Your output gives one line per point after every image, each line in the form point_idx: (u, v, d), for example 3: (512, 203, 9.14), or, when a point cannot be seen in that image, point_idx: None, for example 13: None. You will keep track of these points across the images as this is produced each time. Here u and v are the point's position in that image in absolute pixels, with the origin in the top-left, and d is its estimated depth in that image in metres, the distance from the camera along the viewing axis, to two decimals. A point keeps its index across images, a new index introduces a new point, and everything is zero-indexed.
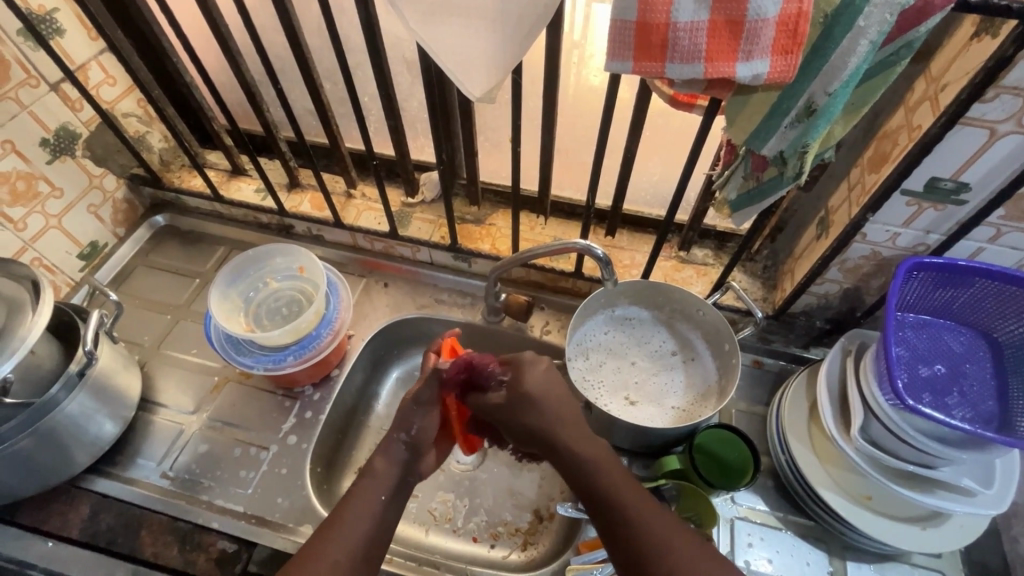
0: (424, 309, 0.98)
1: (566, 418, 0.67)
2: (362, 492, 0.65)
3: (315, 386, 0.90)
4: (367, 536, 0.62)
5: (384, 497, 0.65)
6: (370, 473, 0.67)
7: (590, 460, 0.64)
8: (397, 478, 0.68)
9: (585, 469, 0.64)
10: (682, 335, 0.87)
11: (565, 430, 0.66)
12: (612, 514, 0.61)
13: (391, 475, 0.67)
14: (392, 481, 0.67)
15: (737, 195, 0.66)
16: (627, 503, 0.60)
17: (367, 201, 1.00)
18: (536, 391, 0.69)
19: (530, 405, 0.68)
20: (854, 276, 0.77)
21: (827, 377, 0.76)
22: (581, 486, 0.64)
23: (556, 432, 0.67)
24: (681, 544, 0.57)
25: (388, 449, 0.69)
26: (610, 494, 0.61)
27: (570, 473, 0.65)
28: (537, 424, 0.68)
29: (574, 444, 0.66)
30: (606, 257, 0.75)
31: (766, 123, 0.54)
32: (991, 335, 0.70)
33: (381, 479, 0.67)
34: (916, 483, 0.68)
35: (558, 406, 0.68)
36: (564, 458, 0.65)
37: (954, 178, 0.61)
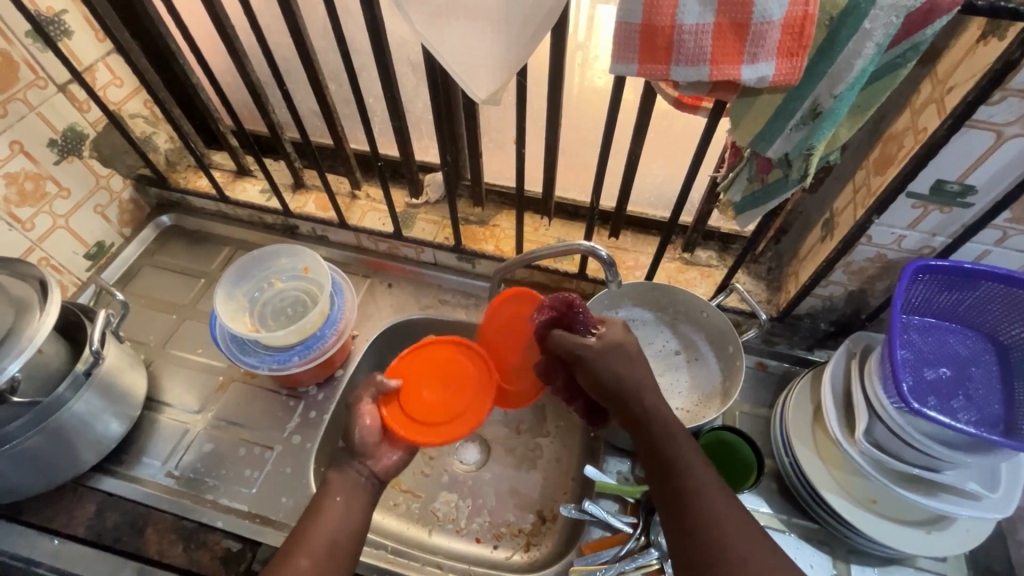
0: (428, 310, 0.98)
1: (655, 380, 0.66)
2: (320, 499, 0.67)
3: (319, 386, 0.90)
4: (331, 537, 0.63)
5: (340, 499, 0.67)
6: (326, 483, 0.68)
7: (671, 425, 0.63)
8: (353, 484, 0.68)
9: (663, 432, 0.62)
10: (686, 336, 0.87)
11: (651, 392, 0.65)
12: (681, 481, 0.59)
13: (349, 480, 0.68)
14: (349, 487, 0.68)
15: (742, 197, 0.66)
16: (696, 476, 0.60)
17: (372, 201, 1.01)
18: (633, 346, 0.67)
19: (627, 359, 0.66)
20: (859, 278, 0.76)
21: (831, 380, 0.75)
22: (653, 448, 0.62)
23: (642, 392, 0.64)
24: (745, 525, 0.57)
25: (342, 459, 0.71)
26: (682, 463, 0.60)
27: (643, 433, 0.63)
28: (627, 375, 0.65)
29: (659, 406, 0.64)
30: (610, 259, 0.75)
31: (771, 126, 0.54)
32: (997, 338, 0.70)
33: (335, 485, 0.68)
34: (921, 487, 0.68)
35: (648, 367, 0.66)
36: (640, 418, 0.64)
37: (960, 180, 0.61)
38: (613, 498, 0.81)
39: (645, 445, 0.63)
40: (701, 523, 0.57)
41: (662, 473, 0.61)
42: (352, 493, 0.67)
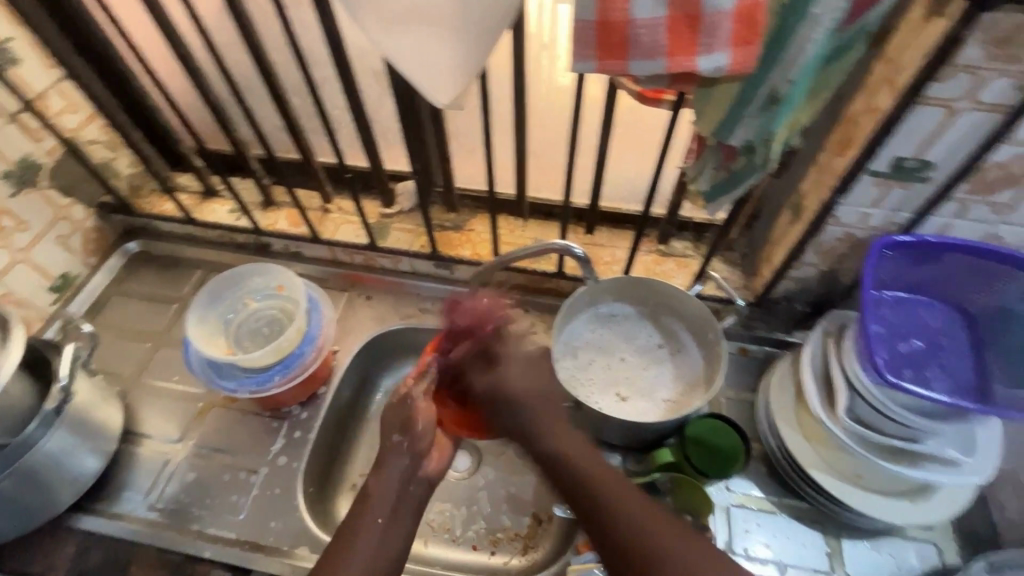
0: (410, 319, 0.97)
1: (549, 411, 0.67)
2: (363, 510, 0.63)
3: (303, 405, 0.88)
4: (373, 551, 0.60)
5: (383, 519, 0.62)
6: (365, 495, 0.64)
7: (596, 480, 0.60)
8: (393, 497, 0.64)
9: (595, 492, 0.59)
10: (667, 327, 0.88)
11: (544, 415, 0.67)
12: (615, 530, 0.57)
13: (392, 488, 0.64)
14: (391, 498, 0.64)
15: (710, 186, 0.66)
16: (651, 521, 0.57)
17: (345, 214, 1.00)
18: (516, 388, 0.69)
19: (506, 407, 0.68)
20: (829, 258, 0.78)
21: (810, 361, 0.77)
22: (569, 492, 0.61)
23: (533, 415, 0.67)
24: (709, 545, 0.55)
25: (388, 461, 0.66)
26: (588, 483, 0.60)
27: (578, 507, 0.61)
28: (529, 424, 0.67)
29: (559, 450, 0.64)
30: (586, 255, 0.76)
31: (731, 115, 0.55)
32: (965, 307, 0.72)
33: (384, 500, 0.63)
34: (901, 458, 0.70)
35: (529, 398, 0.68)
36: (550, 458, 0.64)
37: (917, 157, 0.62)
38: None
39: (593, 529, 0.59)
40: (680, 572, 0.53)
41: (600, 535, 0.58)
42: (395, 507, 0.63)
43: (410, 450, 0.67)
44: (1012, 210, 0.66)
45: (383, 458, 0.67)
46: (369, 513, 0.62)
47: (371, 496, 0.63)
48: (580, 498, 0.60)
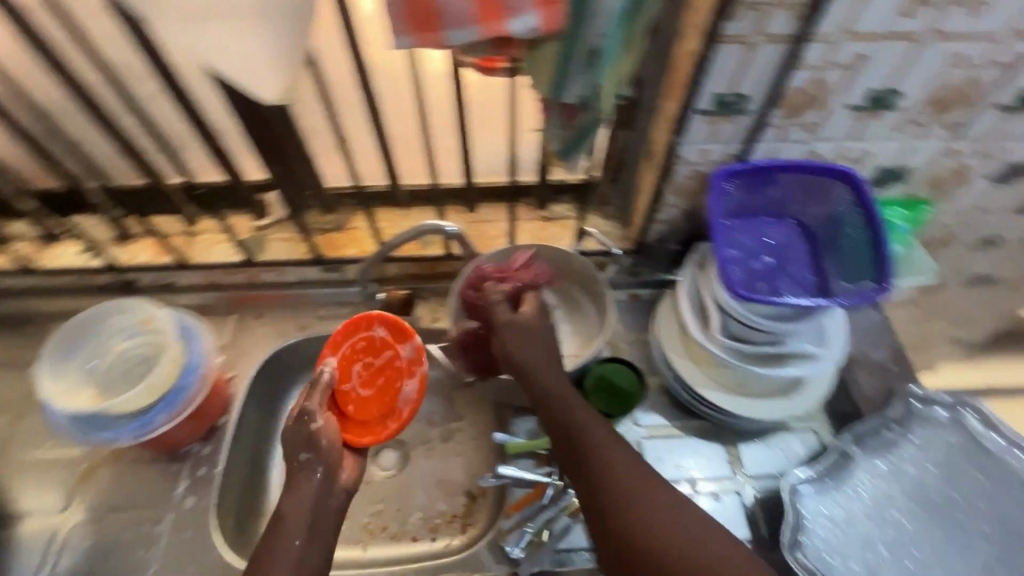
0: (307, 329, 0.94)
1: (552, 369, 0.72)
2: (274, 537, 0.62)
3: (203, 440, 0.83)
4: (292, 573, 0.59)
5: (299, 543, 0.61)
6: (279, 516, 0.63)
7: (603, 447, 0.65)
8: (310, 514, 0.63)
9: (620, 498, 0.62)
10: (559, 286, 0.92)
11: (547, 371, 0.72)
12: (605, 489, 0.63)
13: (307, 505, 0.64)
14: (307, 520, 0.63)
15: (562, 145, 0.69)
16: (664, 532, 0.59)
17: (214, 233, 0.94)
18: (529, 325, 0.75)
19: (521, 351, 0.73)
20: (686, 196, 0.84)
21: (686, 292, 0.83)
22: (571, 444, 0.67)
23: (537, 373, 0.72)
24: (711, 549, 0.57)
25: (298, 479, 0.65)
26: (592, 446, 0.66)
27: (578, 459, 0.66)
28: (524, 369, 0.73)
29: (553, 390, 0.71)
30: (457, 233, 0.81)
31: (561, 73, 0.59)
32: (802, 220, 0.82)
33: (303, 513, 0.63)
34: (771, 361, 0.78)
35: (537, 351, 0.73)
36: (555, 410, 0.69)
37: (733, 91, 0.69)
38: (530, 455, 0.83)
39: (584, 479, 0.65)
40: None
41: (594, 492, 0.63)
42: (312, 528, 0.63)
43: (324, 463, 0.66)
44: (819, 127, 0.74)
45: (292, 478, 0.65)
46: (282, 534, 0.62)
47: (290, 512, 0.63)
48: (581, 457, 0.66)
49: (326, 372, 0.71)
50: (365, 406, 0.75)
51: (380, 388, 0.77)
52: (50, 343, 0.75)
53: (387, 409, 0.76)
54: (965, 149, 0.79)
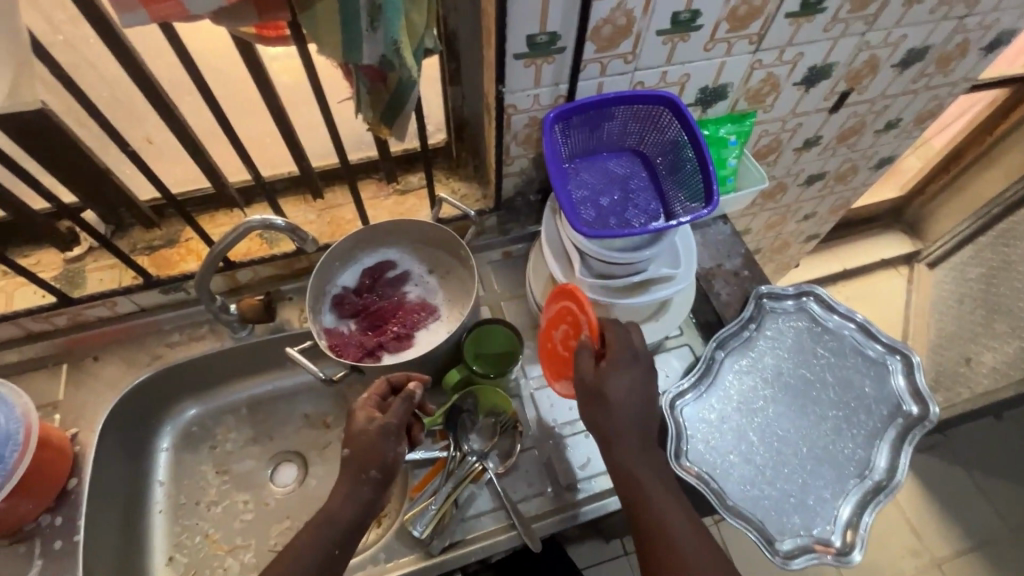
0: (159, 361, 0.84)
1: (632, 408, 0.67)
2: (316, 538, 0.62)
3: (53, 509, 0.73)
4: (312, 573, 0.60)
5: (336, 552, 0.62)
6: (331, 517, 0.63)
7: (652, 483, 0.66)
8: (348, 531, 0.63)
9: (663, 525, 0.64)
10: (430, 256, 0.89)
11: (620, 417, 0.66)
12: (648, 521, 0.64)
13: (349, 517, 0.63)
14: (340, 531, 0.62)
15: (379, 112, 0.64)
16: (693, 546, 0.63)
17: (15, 277, 0.82)
18: (614, 393, 0.66)
19: (602, 400, 0.66)
20: (531, 144, 0.84)
21: (547, 241, 0.84)
22: (620, 477, 0.66)
23: (612, 416, 0.66)
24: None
25: (358, 488, 0.64)
26: (645, 485, 0.65)
27: (626, 491, 0.66)
28: (615, 410, 0.66)
29: (623, 442, 0.66)
30: (292, 224, 0.71)
31: (349, 34, 0.53)
32: (639, 150, 0.84)
33: (342, 525, 0.62)
34: (633, 290, 0.81)
35: (632, 399, 0.67)
36: (608, 434, 0.67)
37: (543, 30, 0.67)
38: (426, 434, 0.80)
39: (630, 504, 0.66)
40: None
41: (640, 517, 0.65)
42: (343, 541, 0.62)
43: (382, 486, 0.65)
44: (636, 56, 0.76)
45: (353, 480, 0.64)
46: (325, 534, 0.62)
47: (340, 522, 0.63)
48: (628, 485, 0.66)
49: (419, 389, 0.68)
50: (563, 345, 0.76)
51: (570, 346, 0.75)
52: None
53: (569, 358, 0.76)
54: (771, 59, 0.84)
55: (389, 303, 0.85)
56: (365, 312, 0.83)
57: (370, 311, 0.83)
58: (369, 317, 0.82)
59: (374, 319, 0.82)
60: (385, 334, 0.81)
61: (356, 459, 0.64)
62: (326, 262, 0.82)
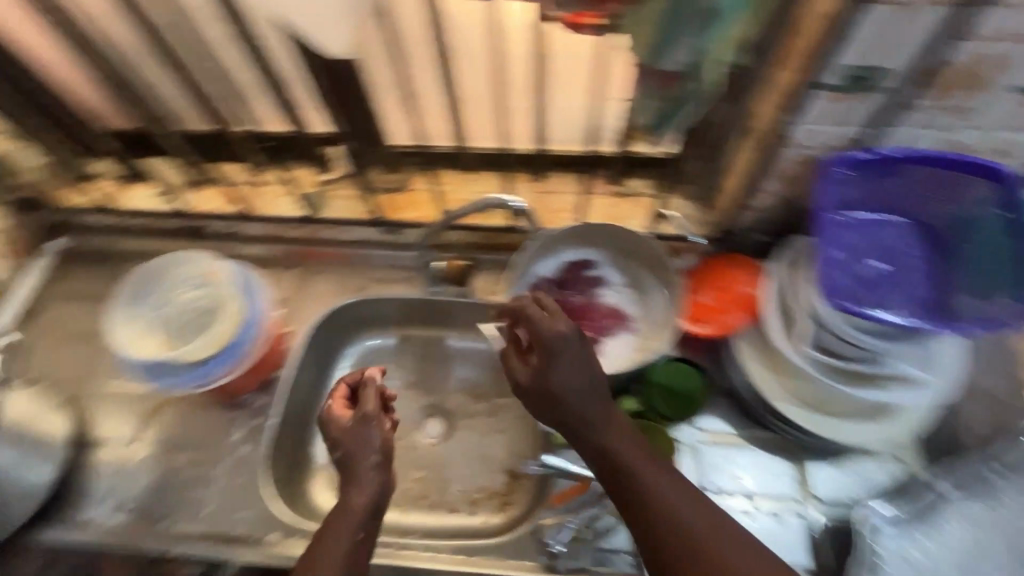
0: (363, 291, 0.93)
1: (599, 393, 0.61)
2: (338, 527, 0.59)
3: (260, 390, 0.86)
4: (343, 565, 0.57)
5: (359, 537, 0.59)
6: (343, 509, 0.60)
7: (650, 472, 0.58)
8: (370, 514, 0.60)
9: (674, 511, 0.57)
10: (632, 270, 0.84)
11: (599, 411, 0.60)
12: (667, 521, 0.56)
13: (366, 501, 0.60)
14: (364, 512, 0.60)
15: (655, 117, 0.62)
16: (712, 531, 0.56)
17: (280, 185, 0.94)
18: (569, 377, 0.60)
19: (565, 398, 0.60)
20: (787, 183, 0.74)
21: (772, 292, 0.75)
22: (611, 477, 0.59)
23: (584, 405, 0.60)
24: (757, 556, 0.55)
25: (361, 473, 0.62)
26: (653, 486, 0.58)
27: (623, 494, 0.59)
28: (574, 418, 0.60)
29: (602, 434, 0.60)
30: (526, 207, 0.76)
31: (666, 33, 0.51)
32: (924, 221, 0.70)
33: (354, 512, 0.60)
34: (864, 380, 0.69)
35: (590, 394, 0.61)
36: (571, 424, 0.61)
37: (869, 63, 0.58)
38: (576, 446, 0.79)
39: (632, 511, 0.58)
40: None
41: (655, 527, 0.56)
42: (367, 524, 0.60)
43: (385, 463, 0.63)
44: (971, 112, 0.62)
45: (354, 472, 0.62)
46: (343, 528, 0.59)
47: (353, 509, 0.60)
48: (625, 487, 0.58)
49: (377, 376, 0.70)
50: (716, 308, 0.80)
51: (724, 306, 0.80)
52: (126, 287, 0.80)
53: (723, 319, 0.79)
54: None
55: (583, 303, 0.83)
56: (559, 309, 0.82)
57: (564, 307, 0.82)
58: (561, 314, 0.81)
59: (565, 315, 0.81)
60: None
61: (350, 458, 0.63)
62: (536, 247, 0.82)
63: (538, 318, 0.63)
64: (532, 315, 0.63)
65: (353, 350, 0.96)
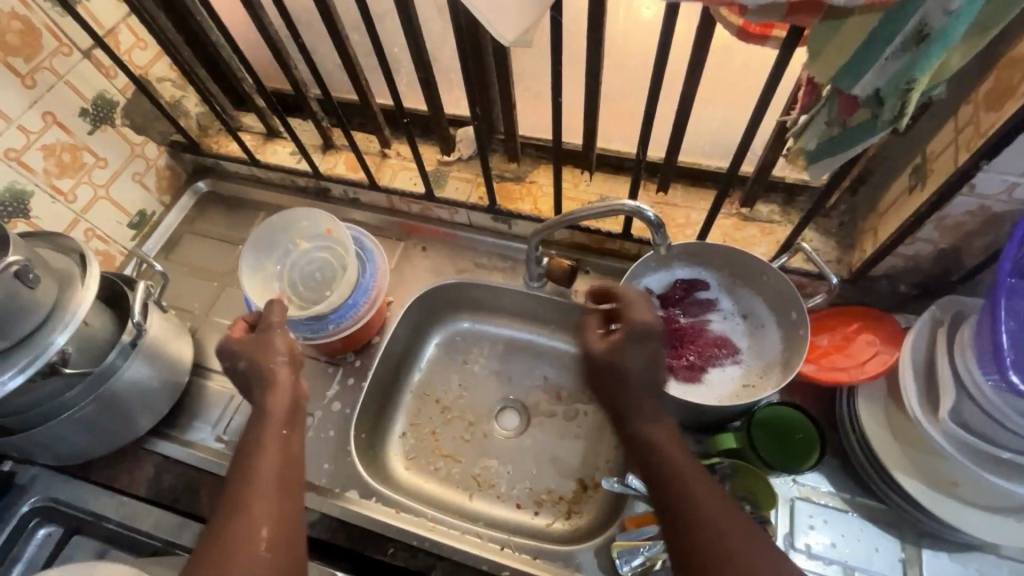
0: (464, 273, 0.94)
1: (654, 383, 0.62)
2: (261, 428, 0.63)
3: (357, 352, 0.90)
4: (279, 456, 0.61)
5: (283, 432, 0.64)
6: (264, 412, 0.65)
7: (689, 473, 0.58)
8: (290, 409, 0.66)
9: (700, 505, 0.55)
10: (746, 300, 0.79)
11: (649, 400, 0.62)
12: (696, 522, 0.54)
13: (282, 401, 0.66)
14: (285, 410, 0.66)
15: (818, 144, 0.56)
16: (726, 520, 0.54)
17: (403, 159, 0.96)
18: (631, 360, 0.62)
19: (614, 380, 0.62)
20: (953, 235, 0.66)
21: (911, 352, 0.67)
22: (651, 471, 0.59)
23: (640, 393, 0.62)
24: (770, 547, 0.53)
25: (275, 377, 0.67)
26: (687, 484, 0.57)
27: (660, 492, 0.58)
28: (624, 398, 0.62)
29: (649, 426, 0.61)
30: (658, 220, 0.69)
31: (859, 56, 0.45)
32: None
33: (277, 409, 0.65)
34: (1012, 471, 0.60)
35: (646, 380, 0.62)
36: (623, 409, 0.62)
37: None
38: None
39: (666, 510, 0.57)
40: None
41: (685, 528, 0.55)
42: (288, 422, 0.65)
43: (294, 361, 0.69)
44: None
45: (265, 378, 0.67)
46: (267, 427, 0.63)
47: (273, 409, 0.65)
48: (662, 483, 0.58)
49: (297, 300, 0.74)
50: (831, 355, 0.73)
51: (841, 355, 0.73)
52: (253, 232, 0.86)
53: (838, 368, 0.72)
54: None
55: (690, 326, 0.79)
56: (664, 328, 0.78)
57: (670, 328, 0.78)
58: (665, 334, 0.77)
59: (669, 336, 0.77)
60: (680, 359, 0.76)
61: (256, 365, 0.68)
62: (648, 261, 0.78)
63: (642, 301, 0.64)
64: (636, 298, 0.64)
65: (444, 329, 0.98)
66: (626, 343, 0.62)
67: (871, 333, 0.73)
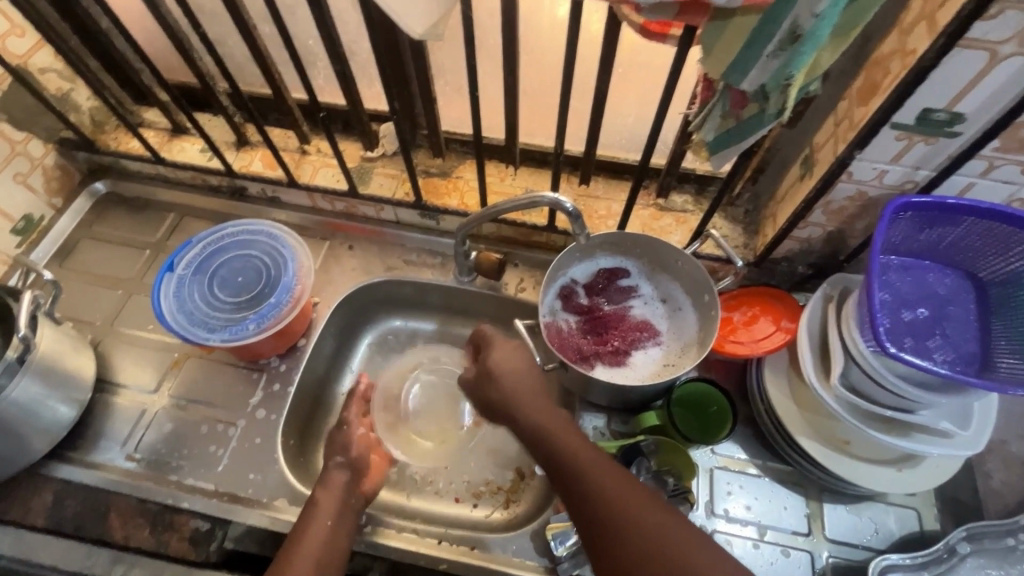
0: (394, 271, 0.93)
1: (528, 384, 0.68)
2: (310, 522, 0.68)
3: (281, 356, 0.86)
4: (320, 559, 0.65)
5: (330, 522, 0.68)
6: (313, 504, 0.70)
7: (581, 450, 0.61)
8: (342, 500, 0.71)
9: (594, 479, 0.58)
10: (665, 285, 0.84)
11: (528, 396, 0.67)
12: (592, 499, 0.57)
13: (336, 496, 0.71)
14: (336, 504, 0.70)
15: (715, 136, 0.60)
16: (621, 488, 0.57)
17: (323, 156, 0.93)
18: (503, 368, 0.69)
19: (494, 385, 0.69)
20: (838, 218, 0.73)
21: (807, 326, 0.74)
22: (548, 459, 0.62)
23: (518, 391, 0.67)
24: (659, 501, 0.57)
25: (330, 477, 0.73)
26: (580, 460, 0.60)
27: (561, 477, 0.61)
28: (507, 399, 0.67)
29: (537, 418, 0.65)
30: (577, 211, 0.71)
31: (744, 54, 0.49)
32: (976, 275, 0.68)
33: (325, 505, 0.69)
34: (894, 428, 0.68)
35: (521, 381, 0.68)
36: (510, 410, 0.66)
37: (948, 108, 0.56)
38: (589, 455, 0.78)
39: (568, 492, 0.60)
40: (650, 530, 0.54)
41: (588, 506, 0.57)
42: (340, 514, 0.70)
43: (349, 468, 0.74)
44: None
45: (323, 476, 0.73)
46: (315, 520, 0.68)
47: (325, 505, 0.69)
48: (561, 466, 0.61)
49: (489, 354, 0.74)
50: (737, 330, 0.79)
51: (745, 329, 0.79)
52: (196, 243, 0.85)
53: (744, 340, 0.78)
54: None
55: (614, 312, 0.82)
56: (590, 316, 0.81)
57: (595, 315, 0.81)
58: (590, 323, 0.80)
59: (593, 326, 0.80)
60: (605, 344, 0.79)
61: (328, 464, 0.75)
62: (573, 251, 0.81)
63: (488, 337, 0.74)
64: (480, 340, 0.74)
65: (375, 328, 0.96)
66: (493, 352, 0.71)
67: (774, 307, 0.80)
